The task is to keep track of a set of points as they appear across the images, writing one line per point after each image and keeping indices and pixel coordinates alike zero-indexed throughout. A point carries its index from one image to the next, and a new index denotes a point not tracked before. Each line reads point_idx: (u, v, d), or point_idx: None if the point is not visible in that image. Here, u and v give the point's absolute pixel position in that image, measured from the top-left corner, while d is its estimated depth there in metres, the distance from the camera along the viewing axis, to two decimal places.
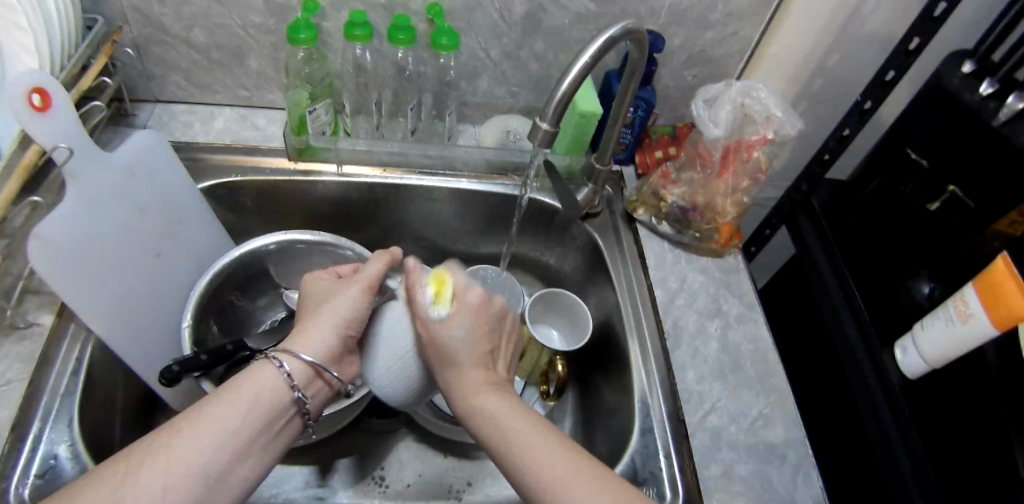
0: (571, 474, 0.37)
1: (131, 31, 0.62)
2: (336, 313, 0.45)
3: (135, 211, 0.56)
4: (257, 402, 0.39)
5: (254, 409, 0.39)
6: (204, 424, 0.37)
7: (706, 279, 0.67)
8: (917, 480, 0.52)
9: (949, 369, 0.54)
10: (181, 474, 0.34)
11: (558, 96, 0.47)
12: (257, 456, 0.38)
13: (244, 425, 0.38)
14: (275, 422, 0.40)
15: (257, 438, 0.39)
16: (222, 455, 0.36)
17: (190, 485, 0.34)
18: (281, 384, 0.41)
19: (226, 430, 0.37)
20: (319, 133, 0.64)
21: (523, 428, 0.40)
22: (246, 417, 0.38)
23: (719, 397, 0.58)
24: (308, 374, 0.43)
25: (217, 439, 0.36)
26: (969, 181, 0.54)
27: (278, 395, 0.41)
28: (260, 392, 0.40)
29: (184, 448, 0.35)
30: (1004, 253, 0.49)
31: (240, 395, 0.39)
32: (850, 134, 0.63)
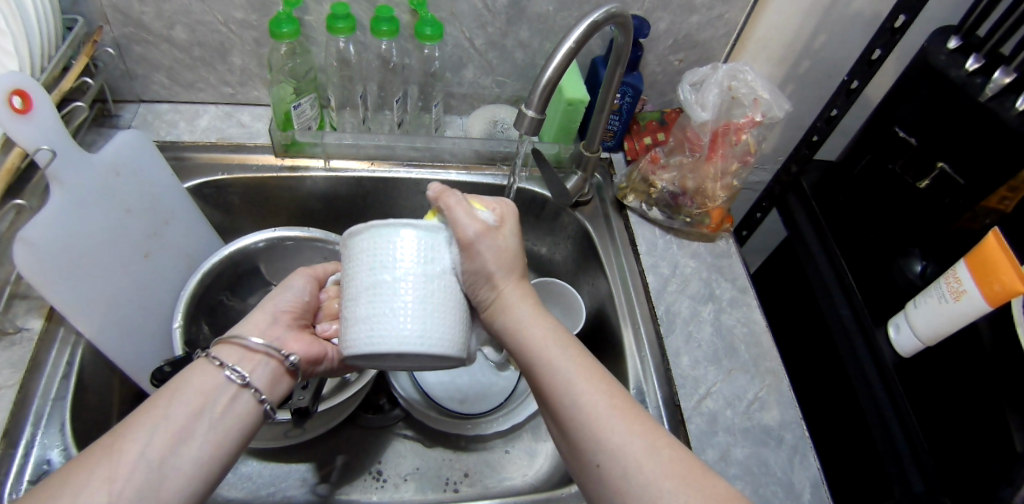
0: (621, 420, 0.37)
1: (112, 31, 0.62)
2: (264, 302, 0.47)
3: (121, 212, 0.55)
4: (187, 386, 0.38)
5: (187, 395, 0.37)
6: (139, 418, 0.35)
7: (698, 263, 0.67)
8: (914, 458, 0.52)
9: (942, 347, 0.54)
10: (117, 470, 0.32)
11: (543, 82, 0.47)
12: (202, 440, 0.36)
13: (175, 410, 0.36)
14: (215, 403, 0.38)
15: (198, 422, 0.36)
16: (157, 443, 0.34)
17: (128, 477, 0.33)
18: (212, 367, 0.39)
19: (160, 418, 0.35)
20: (305, 128, 0.64)
21: (579, 369, 0.40)
22: (182, 404, 0.37)
23: (713, 382, 0.58)
24: (242, 354, 0.41)
25: (151, 429, 0.35)
26: (958, 157, 0.54)
27: (209, 379, 0.39)
28: (192, 379, 0.38)
29: (116, 444, 0.33)
30: (995, 228, 0.48)
31: (172, 386, 0.38)
32: (839, 114, 0.63)
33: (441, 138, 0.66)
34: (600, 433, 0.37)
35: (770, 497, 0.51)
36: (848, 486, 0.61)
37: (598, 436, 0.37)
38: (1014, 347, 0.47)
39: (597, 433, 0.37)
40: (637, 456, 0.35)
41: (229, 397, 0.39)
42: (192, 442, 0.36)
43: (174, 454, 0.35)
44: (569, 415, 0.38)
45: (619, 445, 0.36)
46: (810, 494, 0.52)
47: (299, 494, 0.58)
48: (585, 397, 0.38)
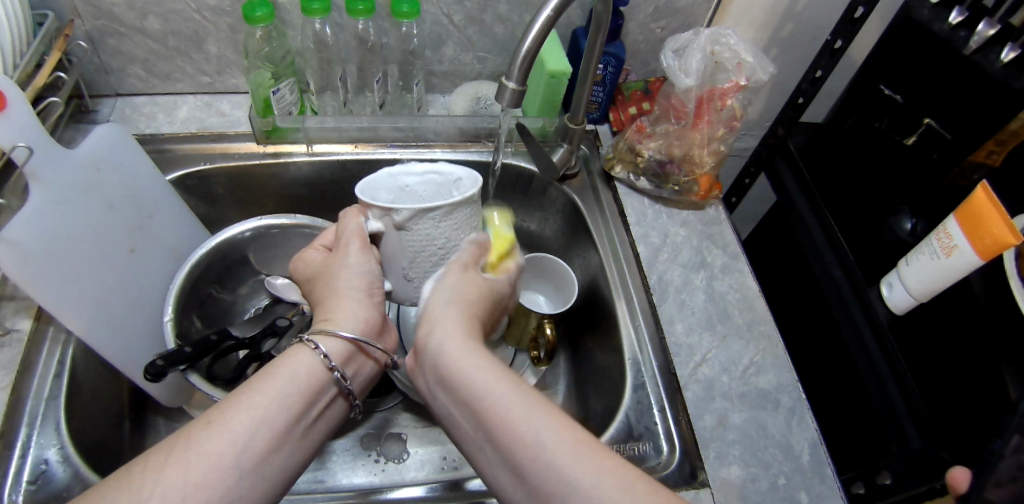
0: (581, 455, 0.32)
1: (84, 24, 0.60)
2: (350, 281, 0.44)
3: (102, 207, 0.54)
4: (293, 387, 0.36)
5: (296, 394, 0.36)
6: (244, 415, 0.34)
7: (688, 231, 0.66)
8: (911, 414, 0.52)
9: (936, 302, 0.54)
10: (219, 471, 0.32)
11: (523, 53, 0.46)
12: (296, 445, 0.36)
13: (279, 414, 0.35)
14: (314, 404, 0.37)
15: (299, 424, 0.36)
16: (258, 444, 0.33)
17: (227, 477, 0.32)
18: (319, 366, 0.38)
19: (265, 423, 0.34)
20: (286, 113, 0.63)
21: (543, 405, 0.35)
22: (290, 407, 0.35)
23: (708, 349, 0.58)
24: (349, 351, 0.40)
25: (253, 428, 0.33)
26: (944, 112, 0.54)
27: (316, 375, 0.38)
28: (302, 376, 0.37)
29: (218, 442, 0.32)
30: (983, 181, 0.48)
31: (276, 379, 0.36)
32: (823, 75, 0.63)
33: (424, 117, 0.65)
34: (581, 465, 0.32)
35: (770, 460, 0.52)
36: (848, 448, 0.61)
37: (577, 472, 0.32)
38: (1006, 299, 0.48)
39: (573, 469, 0.32)
40: (616, 489, 0.31)
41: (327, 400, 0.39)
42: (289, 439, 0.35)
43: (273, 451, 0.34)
44: (520, 446, 0.33)
45: (599, 493, 0.31)
46: (809, 455, 0.53)
47: (300, 483, 0.58)
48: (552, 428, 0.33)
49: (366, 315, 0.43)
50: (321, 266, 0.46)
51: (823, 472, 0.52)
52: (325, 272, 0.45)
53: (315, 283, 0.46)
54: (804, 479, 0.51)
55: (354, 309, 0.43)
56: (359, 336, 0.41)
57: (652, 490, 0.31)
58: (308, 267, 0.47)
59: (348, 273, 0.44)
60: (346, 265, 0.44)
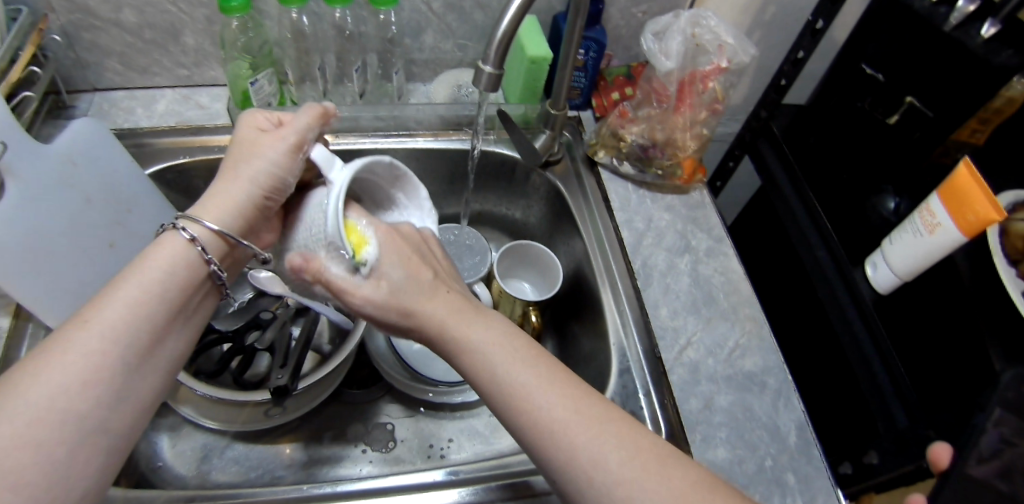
0: (561, 401, 0.37)
1: (58, 18, 0.59)
2: (257, 176, 0.43)
3: (81, 201, 0.53)
4: (168, 280, 0.38)
5: (169, 287, 0.37)
6: (105, 340, 0.33)
7: (672, 216, 0.66)
8: (897, 393, 0.51)
9: (920, 281, 0.54)
10: (87, 394, 0.32)
11: (499, 37, 0.46)
12: (177, 334, 0.38)
13: (160, 307, 0.36)
14: (194, 298, 0.40)
15: (169, 326, 0.37)
16: (143, 338, 0.35)
17: (108, 370, 0.33)
18: (196, 258, 0.40)
19: (146, 314, 0.36)
20: (264, 105, 0.62)
21: (532, 371, 0.38)
22: (166, 299, 0.37)
23: (694, 331, 0.58)
24: (217, 247, 0.41)
25: (135, 324, 0.35)
26: (925, 90, 0.54)
27: (190, 275, 0.39)
28: (170, 265, 0.38)
29: (78, 374, 0.32)
30: (965, 158, 0.49)
31: (134, 288, 0.36)
32: (805, 56, 0.62)
33: (405, 105, 0.65)
34: (564, 439, 0.35)
35: (756, 441, 0.52)
36: (834, 429, 0.61)
37: (559, 448, 0.35)
38: (993, 283, 0.49)
39: (558, 444, 0.35)
40: (629, 487, 0.33)
41: (202, 293, 0.41)
42: (162, 344, 0.37)
43: (147, 358, 0.35)
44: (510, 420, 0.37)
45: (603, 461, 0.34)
46: (795, 436, 0.53)
47: (288, 475, 0.58)
48: (541, 402, 0.36)
49: (240, 202, 0.43)
50: (244, 139, 0.46)
51: (809, 452, 0.52)
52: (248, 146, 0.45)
53: (237, 151, 0.45)
54: (791, 459, 0.51)
55: (238, 202, 0.43)
56: (226, 233, 0.42)
57: (626, 460, 0.34)
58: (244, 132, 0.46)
59: (265, 168, 0.43)
60: (259, 149, 0.44)
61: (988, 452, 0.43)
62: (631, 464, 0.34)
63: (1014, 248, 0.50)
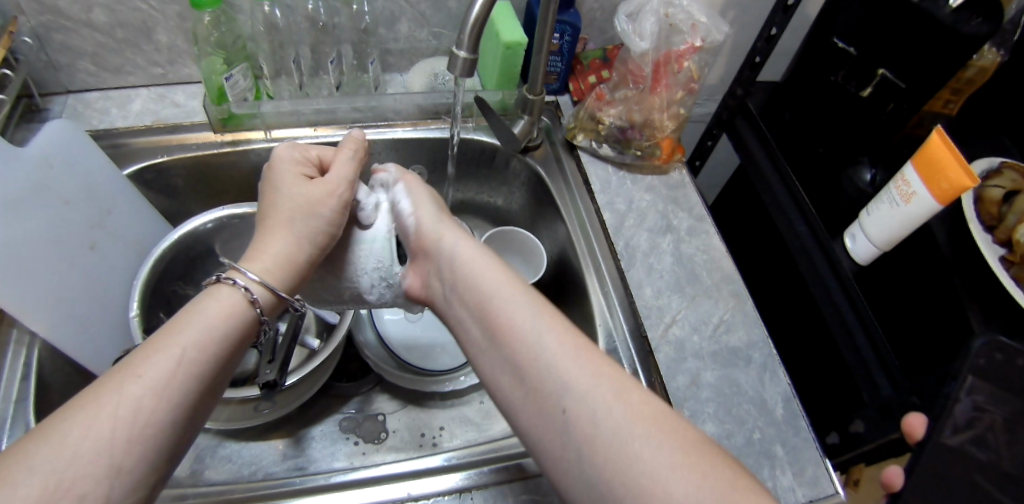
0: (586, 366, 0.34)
1: (28, 21, 0.58)
2: (313, 227, 0.44)
3: (58, 204, 0.53)
4: (217, 332, 0.36)
5: (220, 339, 0.36)
6: (153, 396, 0.32)
7: (653, 197, 0.67)
8: (880, 362, 0.52)
9: (897, 251, 0.55)
10: (132, 449, 0.30)
11: (472, 21, 0.46)
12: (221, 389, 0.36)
13: (212, 362, 0.35)
14: (239, 350, 0.38)
15: (215, 385, 0.35)
16: (191, 393, 0.33)
17: (158, 423, 0.31)
18: (247, 310, 0.39)
19: (196, 369, 0.34)
20: (241, 100, 0.62)
21: (544, 313, 0.37)
22: (217, 353, 0.36)
23: (678, 309, 0.59)
24: (270, 301, 0.41)
25: (186, 378, 0.33)
26: (898, 60, 0.53)
27: (243, 327, 0.38)
28: (220, 318, 0.37)
29: (119, 431, 0.30)
30: (937, 126, 0.49)
31: (191, 341, 0.35)
32: (778, 33, 0.62)
33: (382, 95, 0.65)
34: (573, 375, 0.34)
35: (744, 415, 0.52)
36: (820, 400, 0.62)
37: (570, 384, 0.33)
38: (972, 251, 0.50)
39: (568, 379, 0.34)
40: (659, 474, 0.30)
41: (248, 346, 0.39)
42: (205, 404, 0.35)
43: (189, 419, 0.33)
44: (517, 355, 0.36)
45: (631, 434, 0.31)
46: (783, 409, 0.53)
47: (281, 470, 0.57)
48: (568, 373, 0.34)
49: (298, 259, 0.43)
50: (287, 189, 0.45)
51: (796, 424, 0.53)
52: (299, 199, 0.45)
53: (280, 202, 0.45)
54: (779, 431, 0.52)
55: (282, 252, 0.43)
56: (279, 289, 0.41)
57: (640, 407, 0.32)
58: (286, 179, 0.46)
59: (322, 219, 0.45)
60: (303, 197, 0.45)
61: (964, 421, 0.41)
62: (644, 411, 0.33)
63: (989, 213, 0.52)
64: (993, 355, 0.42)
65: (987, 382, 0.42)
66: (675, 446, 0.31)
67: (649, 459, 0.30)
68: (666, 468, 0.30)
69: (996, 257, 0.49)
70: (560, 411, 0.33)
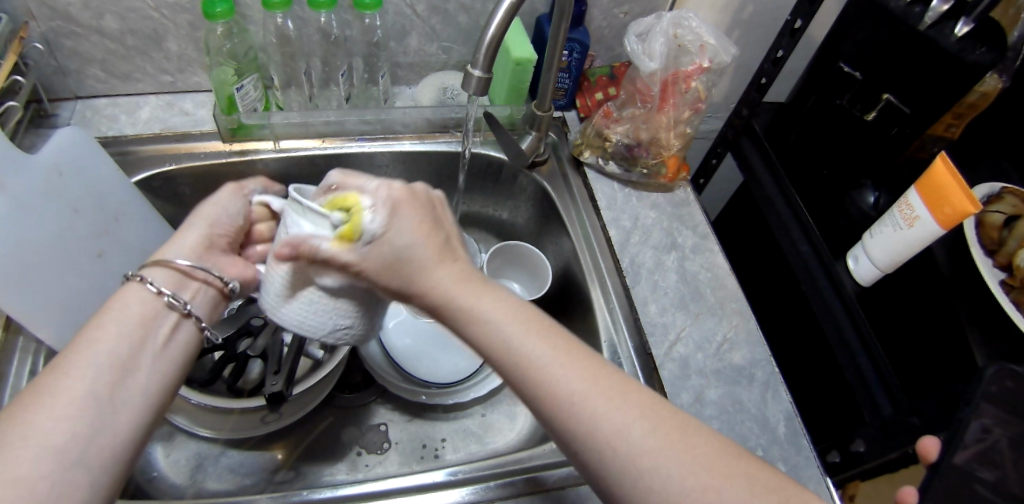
0: (601, 396, 0.32)
1: (39, 26, 0.59)
2: (203, 215, 0.45)
3: (66, 212, 0.53)
4: (123, 319, 0.36)
5: (124, 322, 0.36)
6: (66, 379, 0.32)
7: (658, 214, 0.67)
8: (882, 382, 0.52)
9: (899, 272, 0.56)
10: (57, 434, 0.30)
11: (487, 41, 0.46)
12: (151, 366, 0.35)
13: (117, 342, 0.35)
14: (158, 333, 0.37)
15: (140, 357, 0.35)
16: (107, 371, 0.33)
17: (74, 405, 0.31)
18: (148, 293, 0.38)
19: (105, 351, 0.34)
20: (251, 110, 0.63)
21: (548, 341, 0.34)
22: (124, 333, 0.35)
23: (682, 327, 0.59)
24: (178, 279, 0.40)
25: (96, 359, 0.33)
26: (902, 86, 0.54)
27: (149, 309, 0.38)
28: (120, 310, 0.37)
29: (44, 419, 0.30)
30: (942, 152, 0.50)
31: (95, 329, 0.35)
32: (784, 55, 0.63)
33: (391, 108, 0.66)
34: (584, 409, 0.32)
35: (747, 433, 0.53)
36: (821, 420, 0.62)
37: (579, 419, 0.32)
38: (972, 272, 0.51)
39: (582, 416, 0.32)
40: None
41: (171, 325, 0.38)
42: (140, 377, 0.34)
43: (122, 393, 0.33)
44: (548, 415, 0.33)
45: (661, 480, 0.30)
46: (784, 427, 0.54)
47: (283, 481, 0.57)
48: (586, 413, 0.32)
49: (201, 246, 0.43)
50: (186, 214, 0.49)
51: (798, 442, 0.53)
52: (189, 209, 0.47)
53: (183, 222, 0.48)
54: (781, 451, 0.52)
55: (190, 241, 0.43)
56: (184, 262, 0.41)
57: (689, 470, 0.30)
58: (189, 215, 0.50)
59: (211, 209, 0.46)
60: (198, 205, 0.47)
61: (976, 446, 0.41)
62: (653, 434, 0.31)
63: (990, 237, 0.53)
64: (1003, 383, 0.42)
65: (998, 407, 0.42)
66: (688, 466, 0.30)
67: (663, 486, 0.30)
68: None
69: (996, 281, 0.50)
70: (573, 447, 0.33)
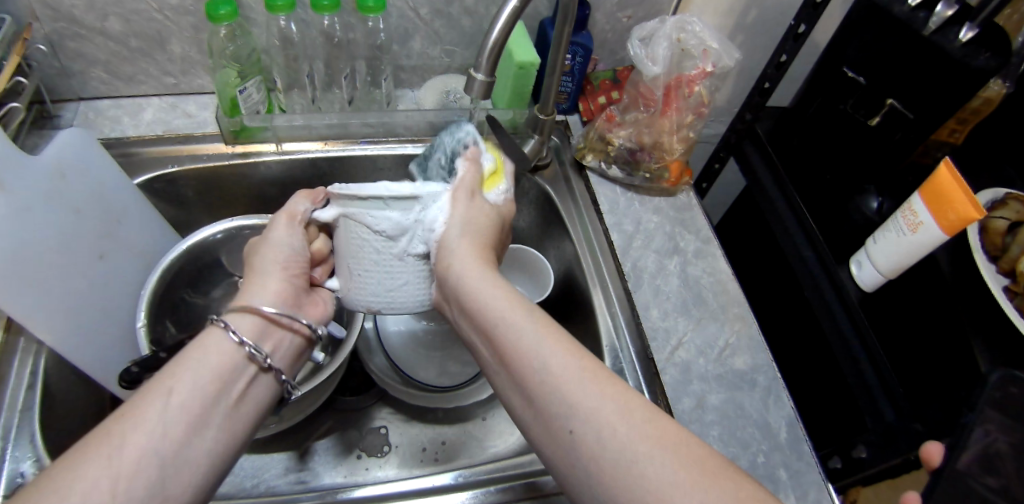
0: (593, 387, 0.35)
1: (43, 27, 0.59)
2: (277, 257, 0.46)
3: (69, 213, 0.53)
4: (202, 370, 0.37)
5: (201, 375, 0.36)
6: (137, 434, 0.32)
7: (660, 218, 0.67)
8: (883, 388, 0.52)
9: (903, 278, 0.56)
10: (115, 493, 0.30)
11: (490, 45, 0.46)
12: (219, 427, 0.36)
13: (193, 398, 0.35)
14: (231, 388, 0.38)
15: (210, 416, 0.35)
16: (177, 430, 0.34)
17: (139, 466, 0.31)
18: (228, 342, 0.39)
19: (179, 407, 0.34)
20: (253, 112, 0.62)
21: (547, 327, 0.38)
22: (198, 387, 0.36)
23: (684, 332, 0.59)
24: (258, 327, 0.41)
25: (170, 416, 0.34)
26: (906, 91, 0.54)
27: (226, 358, 0.38)
28: (198, 358, 0.37)
29: (112, 473, 0.31)
30: (945, 157, 0.50)
31: (170, 376, 0.36)
32: (788, 59, 0.63)
33: (393, 112, 0.66)
34: (574, 389, 0.35)
35: (748, 439, 0.53)
36: (823, 426, 0.62)
37: (569, 394, 0.35)
38: (973, 277, 0.51)
39: (574, 397, 0.35)
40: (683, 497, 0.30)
41: (246, 379, 0.39)
42: (205, 435, 0.35)
43: (186, 454, 0.33)
44: (542, 392, 0.36)
45: (643, 463, 0.32)
46: (786, 433, 0.54)
47: (283, 484, 0.57)
48: (577, 394, 0.35)
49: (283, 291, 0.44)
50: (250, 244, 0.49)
51: (800, 448, 0.53)
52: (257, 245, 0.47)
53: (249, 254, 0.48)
54: (783, 457, 0.52)
55: (272, 286, 0.44)
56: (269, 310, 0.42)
57: (678, 461, 0.31)
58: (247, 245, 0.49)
59: (282, 252, 0.46)
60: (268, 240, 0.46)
61: (979, 453, 0.41)
62: (648, 423, 0.33)
63: (993, 244, 0.52)
64: (1007, 390, 0.42)
65: (1001, 414, 0.41)
66: (670, 456, 0.32)
67: (646, 471, 0.31)
68: (673, 490, 0.30)
69: (1000, 288, 0.49)
70: (568, 432, 0.34)
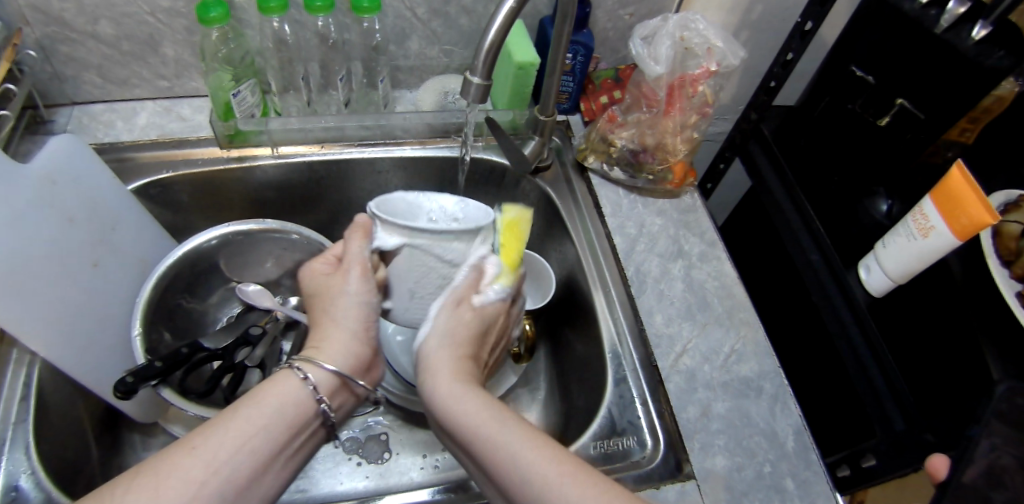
0: (570, 488, 0.33)
1: (34, 32, 0.58)
2: (351, 313, 0.42)
3: (61, 220, 0.52)
4: (278, 418, 0.36)
5: (276, 423, 0.36)
6: (201, 469, 0.32)
7: (664, 220, 0.66)
8: (894, 397, 0.50)
9: (914, 284, 0.54)
10: None
11: (486, 46, 0.45)
12: (275, 473, 0.36)
13: (265, 442, 0.35)
14: (297, 439, 0.37)
15: (272, 463, 0.35)
16: (245, 470, 0.34)
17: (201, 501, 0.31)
18: (305, 396, 0.38)
19: (251, 449, 0.34)
20: (248, 116, 0.61)
21: (498, 423, 0.36)
22: (270, 434, 0.35)
23: (688, 338, 0.57)
24: (335, 386, 0.40)
25: (241, 458, 0.34)
26: (916, 91, 0.52)
27: (300, 410, 0.38)
28: (277, 404, 0.37)
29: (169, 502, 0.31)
30: (958, 161, 0.48)
31: (246, 419, 0.35)
32: (794, 58, 0.61)
33: (392, 114, 0.65)
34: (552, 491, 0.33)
35: (755, 448, 0.51)
36: (832, 434, 0.61)
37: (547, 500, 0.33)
38: (987, 281, 0.49)
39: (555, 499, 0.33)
40: None
41: (309, 433, 0.38)
42: (265, 479, 0.35)
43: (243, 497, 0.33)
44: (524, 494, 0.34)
45: None
46: (794, 442, 0.52)
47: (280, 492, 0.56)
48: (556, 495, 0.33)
49: (362, 354, 0.42)
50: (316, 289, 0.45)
51: (808, 457, 0.51)
52: (328, 292, 0.44)
53: (318, 300, 0.44)
54: (791, 466, 0.51)
55: (347, 342, 0.42)
56: (344, 371, 0.40)
57: None
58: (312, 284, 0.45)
59: (353, 303, 0.43)
60: (341, 292, 0.43)
61: (993, 466, 0.39)
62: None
63: (1007, 248, 0.50)
64: (1014, 401, 0.41)
65: (1010, 426, 0.40)
66: None
67: None
68: None
69: (1012, 292, 0.47)
70: None
